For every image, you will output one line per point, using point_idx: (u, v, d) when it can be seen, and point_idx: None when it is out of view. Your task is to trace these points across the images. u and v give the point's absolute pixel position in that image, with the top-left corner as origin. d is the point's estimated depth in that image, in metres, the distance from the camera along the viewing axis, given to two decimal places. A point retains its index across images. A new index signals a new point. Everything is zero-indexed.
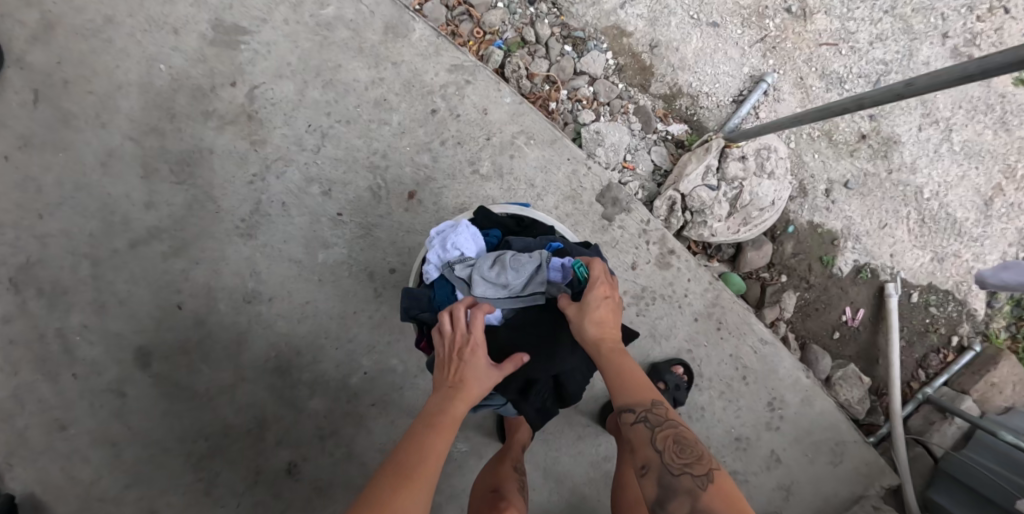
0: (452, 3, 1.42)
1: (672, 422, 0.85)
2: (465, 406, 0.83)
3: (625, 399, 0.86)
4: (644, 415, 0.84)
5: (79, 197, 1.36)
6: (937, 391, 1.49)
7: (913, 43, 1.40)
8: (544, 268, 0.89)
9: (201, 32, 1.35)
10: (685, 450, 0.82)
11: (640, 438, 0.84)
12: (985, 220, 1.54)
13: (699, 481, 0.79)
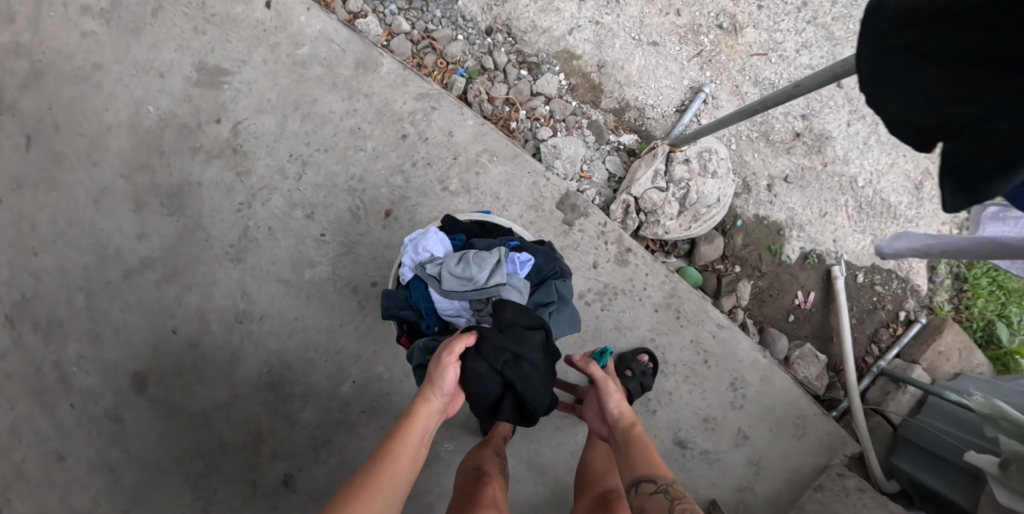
0: (416, 38, 1.56)
1: (689, 503, 0.96)
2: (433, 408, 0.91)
3: (649, 470, 1.00)
4: (664, 485, 0.97)
5: (73, 233, 1.45)
6: (891, 364, 1.66)
7: (835, 49, 1.57)
8: (503, 261, 0.99)
9: (186, 74, 1.45)
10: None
11: (659, 503, 0.94)
12: (917, 202, 1.69)
13: None
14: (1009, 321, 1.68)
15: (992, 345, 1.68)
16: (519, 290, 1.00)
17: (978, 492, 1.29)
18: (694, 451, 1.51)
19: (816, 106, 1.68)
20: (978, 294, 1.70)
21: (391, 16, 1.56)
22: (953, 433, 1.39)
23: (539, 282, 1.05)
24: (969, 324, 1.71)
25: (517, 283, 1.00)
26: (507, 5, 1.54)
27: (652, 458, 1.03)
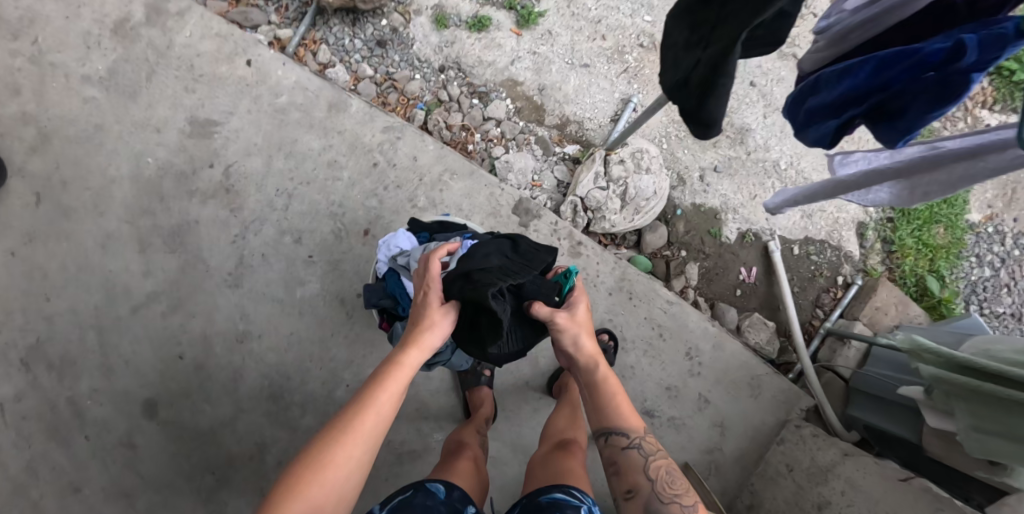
0: (380, 80, 1.76)
1: (657, 454, 1.04)
2: (417, 354, 0.98)
3: (621, 426, 1.03)
4: (635, 442, 1.02)
5: (82, 276, 1.60)
6: (835, 324, 1.83)
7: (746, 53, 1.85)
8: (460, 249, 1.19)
9: (180, 128, 1.63)
10: (672, 483, 0.99)
11: (634, 463, 1.01)
12: None
13: (688, 508, 0.96)
14: (940, 275, 1.87)
15: (925, 297, 1.86)
16: None
17: (919, 424, 1.46)
18: (661, 419, 1.67)
19: (734, 104, 1.88)
20: (907, 253, 1.87)
21: (356, 64, 1.77)
22: (895, 377, 1.56)
23: None
24: (903, 281, 1.87)
25: None
26: (456, 46, 1.78)
27: (625, 411, 1.05)
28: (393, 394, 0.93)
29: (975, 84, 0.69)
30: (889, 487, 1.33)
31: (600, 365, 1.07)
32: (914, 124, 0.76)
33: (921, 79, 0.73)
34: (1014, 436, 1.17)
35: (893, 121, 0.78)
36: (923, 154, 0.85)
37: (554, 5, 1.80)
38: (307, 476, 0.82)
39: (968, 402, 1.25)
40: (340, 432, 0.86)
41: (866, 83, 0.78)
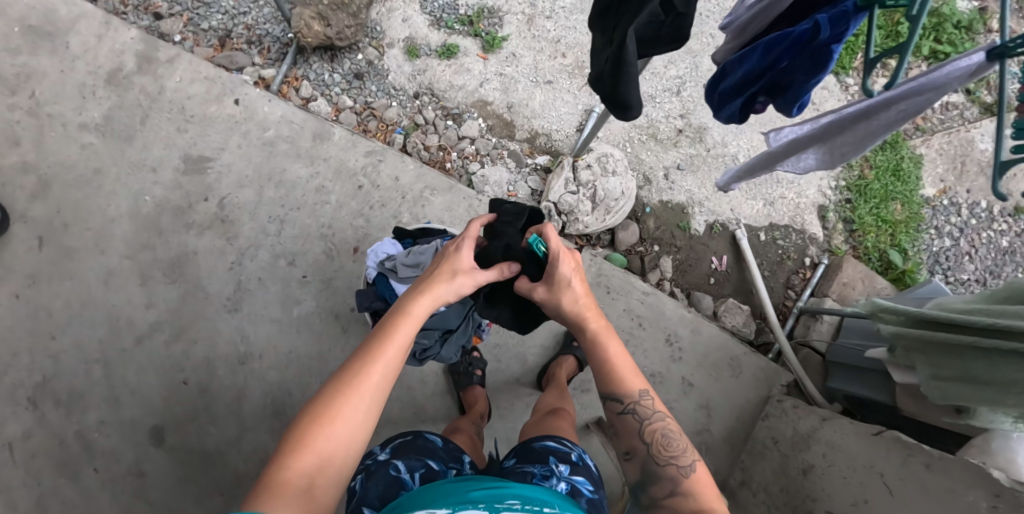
0: (359, 109, 1.89)
1: (658, 414, 1.05)
2: (427, 302, 0.92)
3: (617, 392, 1.05)
4: (632, 408, 1.04)
5: (86, 312, 1.65)
6: (807, 302, 1.91)
7: (696, 59, 2.01)
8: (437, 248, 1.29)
9: (175, 166, 1.73)
10: (670, 445, 1.03)
11: (630, 427, 1.05)
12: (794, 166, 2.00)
13: (682, 470, 1.00)
14: (902, 249, 1.98)
15: (891, 269, 1.97)
16: None
17: (891, 385, 1.54)
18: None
19: (691, 105, 1.98)
20: (867, 231, 1.98)
21: (337, 96, 1.89)
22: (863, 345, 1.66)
23: None
24: (868, 257, 1.98)
25: None
26: (428, 74, 1.92)
27: (623, 376, 1.05)
28: (403, 342, 0.87)
29: (836, 52, 0.85)
30: (865, 443, 1.40)
31: (593, 330, 1.04)
32: (799, 92, 0.92)
33: (796, 55, 0.88)
34: (969, 378, 1.27)
35: (785, 93, 0.94)
36: (835, 119, 0.97)
37: (515, 30, 1.95)
38: (313, 430, 0.77)
39: (926, 355, 1.37)
40: (347, 383, 0.81)
41: (758, 66, 0.95)
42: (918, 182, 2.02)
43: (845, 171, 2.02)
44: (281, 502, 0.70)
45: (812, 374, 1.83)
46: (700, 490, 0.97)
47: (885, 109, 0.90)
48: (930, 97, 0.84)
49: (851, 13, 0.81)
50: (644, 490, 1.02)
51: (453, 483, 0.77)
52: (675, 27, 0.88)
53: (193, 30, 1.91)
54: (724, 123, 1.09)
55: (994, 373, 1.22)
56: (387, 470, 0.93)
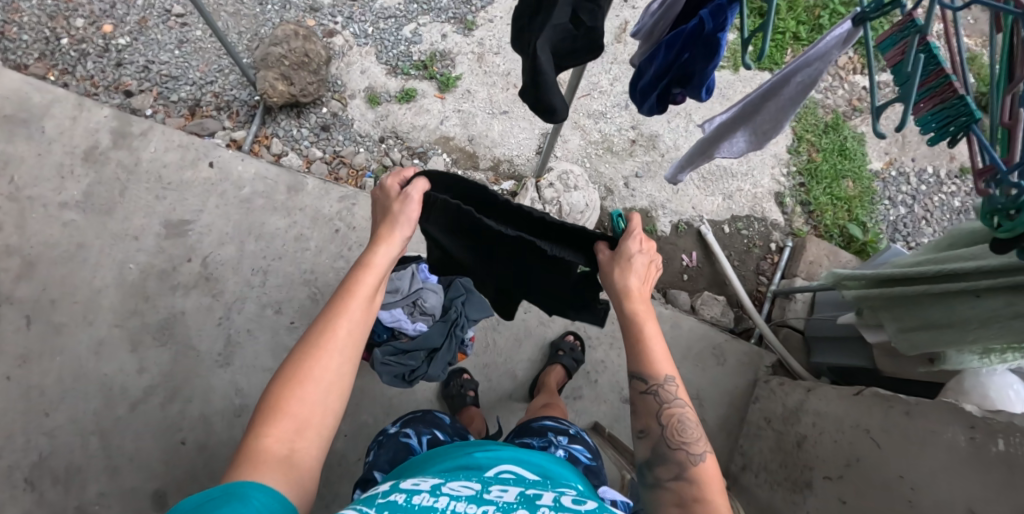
0: (329, 159, 1.99)
1: (681, 401, 0.96)
2: (384, 253, 0.92)
3: (642, 370, 0.96)
4: (655, 390, 0.94)
5: (78, 385, 1.67)
6: (779, 284, 1.98)
7: None
8: (415, 272, 1.35)
9: (156, 232, 1.80)
10: (685, 431, 0.94)
11: (648, 407, 0.96)
12: (745, 160, 2.12)
13: (693, 457, 0.92)
14: (860, 222, 2.09)
15: (853, 243, 2.07)
16: (431, 288, 1.35)
17: (866, 347, 1.61)
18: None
19: (641, 117, 2.10)
20: (824, 210, 2.08)
21: (306, 148, 1.99)
22: (833, 315, 1.75)
23: (448, 284, 1.42)
24: (829, 234, 2.07)
25: (430, 284, 1.36)
26: (390, 118, 2.03)
27: (653, 356, 0.96)
28: (364, 294, 0.88)
29: (723, 40, 0.94)
30: (848, 404, 1.46)
31: (632, 310, 0.97)
32: (700, 79, 1.01)
33: (692, 47, 0.98)
34: (929, 325, 1.34)
35: (691, 82, 1.03)
36: (748, 102, 1.07)
37: (467, 68, 2.09)
38: (285, 395, 0.78)
39: (889, 311, 1.44)
40: (314, 343, 0.82)
41: (666, 60, 1.04)
42: (864, 159, 2.14)
43: (794, 156, 2.13)
44: (260, 471, 0.72)
45: (795, 352, 1.88)
46: (705, 481, 0.90)
47: (787, 85, 1.00)
48: (817, 66, 0.94)
49: (727, 6, 0.91)
50: (648, 469, 0.94)
51: (455, 447, 0.87)
52: (586, 41, 0.89)
53: (163, 103, 2.01)
54: (649, 115, 1.18)
55: (949, 316, 1.29)
56: (397, 437, 1.06)
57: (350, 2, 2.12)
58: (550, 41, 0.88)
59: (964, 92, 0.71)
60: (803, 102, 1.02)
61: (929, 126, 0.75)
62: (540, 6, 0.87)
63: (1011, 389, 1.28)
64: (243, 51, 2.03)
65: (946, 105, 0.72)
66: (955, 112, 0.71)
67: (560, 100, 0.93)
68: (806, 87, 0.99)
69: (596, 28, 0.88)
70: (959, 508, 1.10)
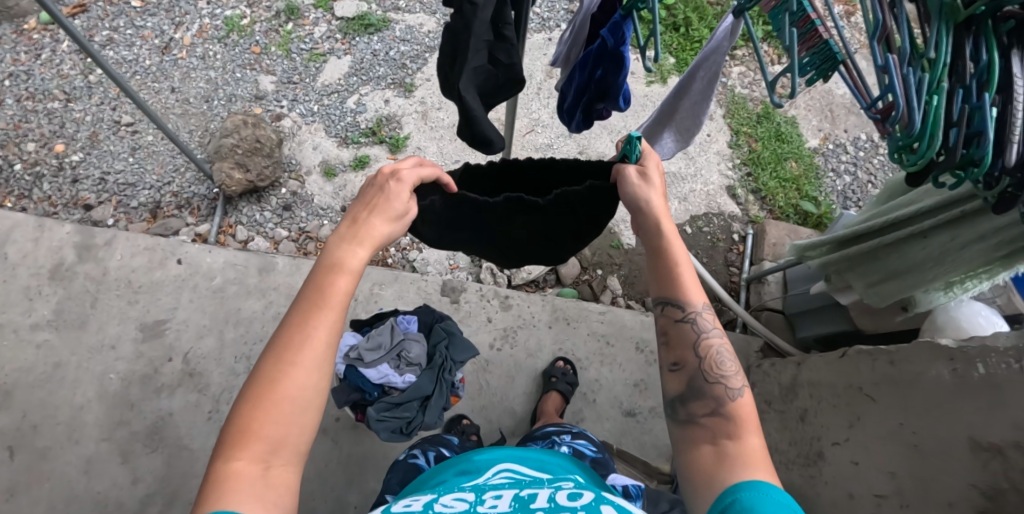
0: (296, 236, 2.01)
1: (716, 332, 1.00)
2: (359, 256, 0.91)
3: (679, 298, 1.00)
4: (693, 317, 0.98)
5: (71, 509, 1.61)
6: (750, 271, 2.03)
7: None
8: (394, 325, 1.34)
9: (133, 337, 1.79)
10: (723, 364, 0.98)
11: (686, 337, 0.99)
12: (692, 163, 2.21)
13: (730, 390, 0.95)
14: (812, 198, 2.18)
15: (810, 218, 2.16)
16: (412, 337, 1.34)
17: (845, 309, 1.66)
18: (645, 415, 1.71)
19: (586, 140, 2.13)
20: (775, 193, 2.17)
21: (272, 229, 2.01)
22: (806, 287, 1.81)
23: (429, 330, 1.40)
24: (786, 215, 2.15)
25: (411, 333, 1.35)
26: (349, 187, 2.07)
27: (687, 284, 1.00)
28: (338, 300, 0.88)
29: (627, 53, 0.89)
30: (836, 366, 1.51)
31: (667, 234, 0.98)
32: (617, 92, 0.95)
33: (602, 63, 0.93)
34: (896, 275, 1.39)
35: (609, 96, 0.97)
36: (665, 103, 1.13)
37: (415, 127, 2.18)
38: (258, 415, 0.79)
39: (855, 271, 1.50)
40: (286, 358, 0.83)
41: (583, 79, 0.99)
42: (801, 140, 2.26)
43: (735, 149, 2.24)
44: (238, 495, 0.74)
45: (781, 332, 1.92)
46: (741, 416, 0.93)
47: (693, 82, 1.05)
48: (714, 60, 0.98)
49: (623, 21, 0.87)
50: (681, 405, 0.98)
51: (448, 463, 0.98)
52: (507, 75, 0.88)
53: (125, 210, 2.06)
54: (579, 132, 1.12)
55: (907, 261, 1.35)
56: (407, 459, 1.18)
57: (292, 86, 2.23)
58: (473, 83, 0.86)
59: (830, 36, 0.80)
60: (712, 94, 1.04)
61: (807, 69, 0.85)
62: (454, 50, 0.85)
63: (981, 315, 1.36)
64: (196, 148, 2.11)
65: (816, 50, 0.82)
66: (824, 55, 0.81)
67: (495, 130, 0.91)
68: (714, 79, 1.02)
69: (514, 65, 0.87)
70: (962, 439, 1.13)
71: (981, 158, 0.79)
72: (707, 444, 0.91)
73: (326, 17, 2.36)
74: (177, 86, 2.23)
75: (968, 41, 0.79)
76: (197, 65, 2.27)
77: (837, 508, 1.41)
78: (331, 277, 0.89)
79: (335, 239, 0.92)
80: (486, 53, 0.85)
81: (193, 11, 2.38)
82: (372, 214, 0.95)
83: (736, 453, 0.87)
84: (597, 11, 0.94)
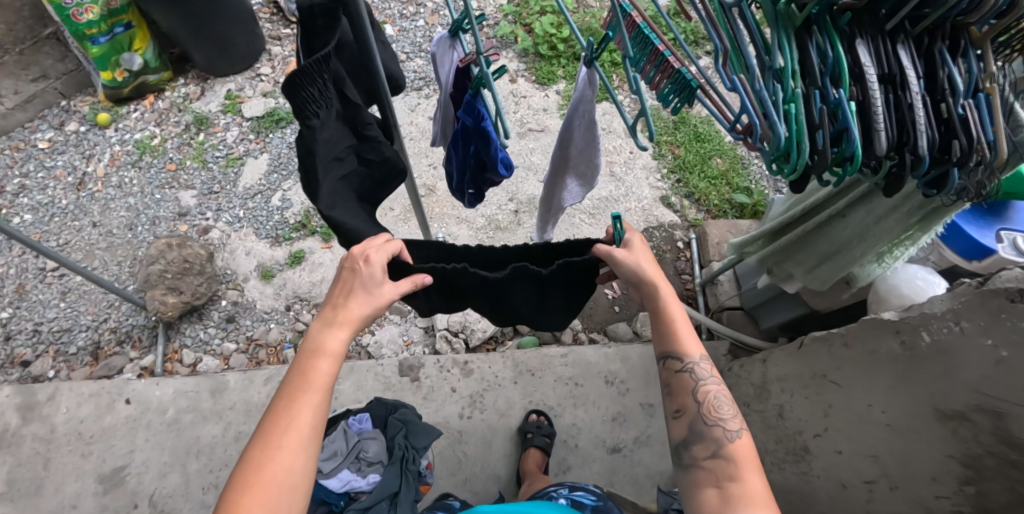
0: (244, 347, 1.94)
1: (712, 379, 1.09)
2: (340, 336, 0.90)
3: (678, 352, 1.09)
4: (691, 369, 1.08)
5: None
6: (701, 275, 2.04)
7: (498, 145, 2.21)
8: (346, 428, 1.32)
9: (92, 492, 1.69)
10: (721, 408, 1.07)
11: (687, 387, 1.09)
12: (622, 183, 2.24)
13: (730, 432, 1.04)
14: (744, 188, 2.22)
15: (746, 209, 2.18)
16: (368, 435, 1.32)
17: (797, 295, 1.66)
18: (631, 448, 1.67)
19: (514, 185, 2.12)
20: (708, 193, 2.20)
21: (219, 345, 1.95)
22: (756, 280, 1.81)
23: (385, 424, 1.37)
24: (723, 212, 2.18)
25: (365, 431, 1.33)
26: (289, 284, 2.03)
27: (683, 337, 1.10)
28: (322, 382, 0.87)
29: (492, 126, 0.87)
30: (795, 358, 1.50)
31: (665, 298, 1.06)
32: (494, 164, 0.92)
33: (471, 139, 0.91)
34: (829, 258, 1.40)
35: (488, 169, 0.95)
36: (558, 149, 1.14)
37: None
38: (242, 499, 0.77)
39: (792, 259, 1.51)
40: (273, 442, 0.81)
41: (462, 161, 0.97)
42: (720, 137, 2.31)
43: (660, 160, 2.28)
44: None
45: (745, 328, 1.91)
46: (740, 457, 1.02)
47: (574, 129, 1.06)
48: (584, 107, 1.00)
49: (475, 99, 0.84)
50: (686, 449, 1.07)
51: None
52: (382, 171, 0.89)
53: (64, 359, 1.98)
54: (475, 205, 1.11)
55: (834, 241, 1.36)
56: None
57: (214, 196, 2.20)
58: (349, 188, 0.87)
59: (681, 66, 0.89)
60: (596, 136, 1.05)
61: (669, 98, 0.93)
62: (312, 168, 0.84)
63: (918, 278, 1.37)
64: (128, 279, 2.06)
65: (673, 78, 0.90)
66: (681, 84, 0.89)
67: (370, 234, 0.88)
68: (591, 125, 1.03)
69: (386, 161, 0.89)
70: (927, 410, 1.12)
71: (852, 153, 0.82)
72: (711, 487, 1.00)
73: (235, 120, 2.37)
74: (98, 219, 2.18)
75: (810, 41, 0.83)
76: (115, 195, 2.23)
77: (834, 500, 1.38)
78: (313, 357, 0.88)
79: (318, 322, 0.92)
80: (354, 158, 0.87)
81: (102, 142, 2.36)
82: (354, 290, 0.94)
83: (739, 495, 0.95)
84: (453, 92, 0.90)
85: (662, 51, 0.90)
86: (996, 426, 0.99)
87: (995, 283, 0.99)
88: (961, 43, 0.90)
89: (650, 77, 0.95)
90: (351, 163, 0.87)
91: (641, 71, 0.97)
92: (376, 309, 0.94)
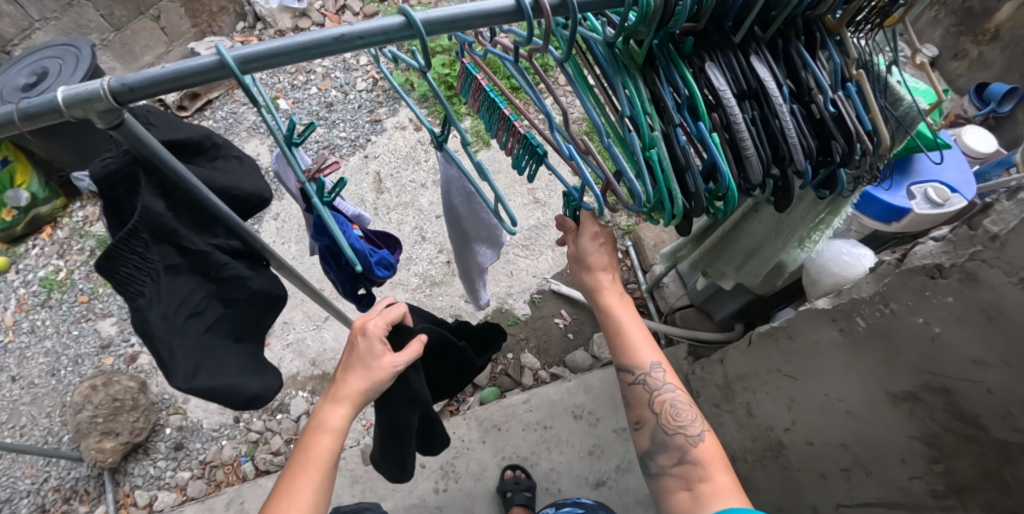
0: (200, 471, 1.84)
1: (669, 386, 1.06)
2: (338, 415, 0.91)
3: (629, 364, 1.06)
4: (642, 380, 1.05)
5: None
6: (647, 281, 2.02)
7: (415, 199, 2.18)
8: None
9: None
10: (680, 415, 1.04)
11: (642, 398, 1.07)
12: (549, 206, 2.21)
13: (692, 438, 1.02)
14: None
15: None
16: None
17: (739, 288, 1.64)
18: (614, 478, 1.62)
19: (439, 237, 2.08)
20: None
21: (172, 477, 1.84)
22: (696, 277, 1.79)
23: None
24: None
25: None
26: None
27: (637, 348, 1.05)
28: (322, 461, 0.89)
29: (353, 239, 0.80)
30: (747, 353, 1.49)
31: (610, 304, 1.03)
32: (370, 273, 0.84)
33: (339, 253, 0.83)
34: (754, 253, 1.37)
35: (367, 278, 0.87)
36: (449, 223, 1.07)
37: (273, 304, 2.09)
38: None
39: (722, 260, 1.49)
40: None
41: (340, 273, 0.90)
42: None
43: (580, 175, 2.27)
44: None
45: (701, 325, 1.90)
46: (707, 458, 0.99)
47: (454, 204, 1.00)
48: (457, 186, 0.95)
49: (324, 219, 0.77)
50: (652, 460, 1.05)
51: None
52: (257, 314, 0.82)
53: None
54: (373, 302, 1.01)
55: (753, 238, 1.34)
56: None
57: None
58: (220, 337, 0.80)
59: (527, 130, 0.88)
60: (478, 204, 0.99)
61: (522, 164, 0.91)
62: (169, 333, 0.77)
63: (844, 254, 1.36)
64: (61, 429, 1.93)
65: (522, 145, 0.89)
66: (529, 148, 0.88)
67: (256, 382, 0.82)
68: (470, 197, 0.98)
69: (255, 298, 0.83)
70: (880, 394, 1.10)
71: (724, 190, 0.80)
72: (682, 490, 0.97)
73: None
74: (15, 373, 2.03)
75: (657, 76, 0.78)
76: (29, 342, 2.09)
77: (820, 491, 1.35)
78: (315, 433, 0.91)
79: (321, 398, 0.93)
80: (216, 306, 0.80)
81: (5, 288, 2.21)
82: (353, 364, 0.93)
83: (709, 493, 0.92)
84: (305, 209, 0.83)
85: (508, 116, 0.88)
86: (947, 403, 0.98)
87: (913, 261, 0.98)
88: (817, 35, 0.86)
89: (505, 142, 0.92)
90: (216, 310, 0.80)
91: (496, 136, 0.95)
92: (379, 384, 0.92)
